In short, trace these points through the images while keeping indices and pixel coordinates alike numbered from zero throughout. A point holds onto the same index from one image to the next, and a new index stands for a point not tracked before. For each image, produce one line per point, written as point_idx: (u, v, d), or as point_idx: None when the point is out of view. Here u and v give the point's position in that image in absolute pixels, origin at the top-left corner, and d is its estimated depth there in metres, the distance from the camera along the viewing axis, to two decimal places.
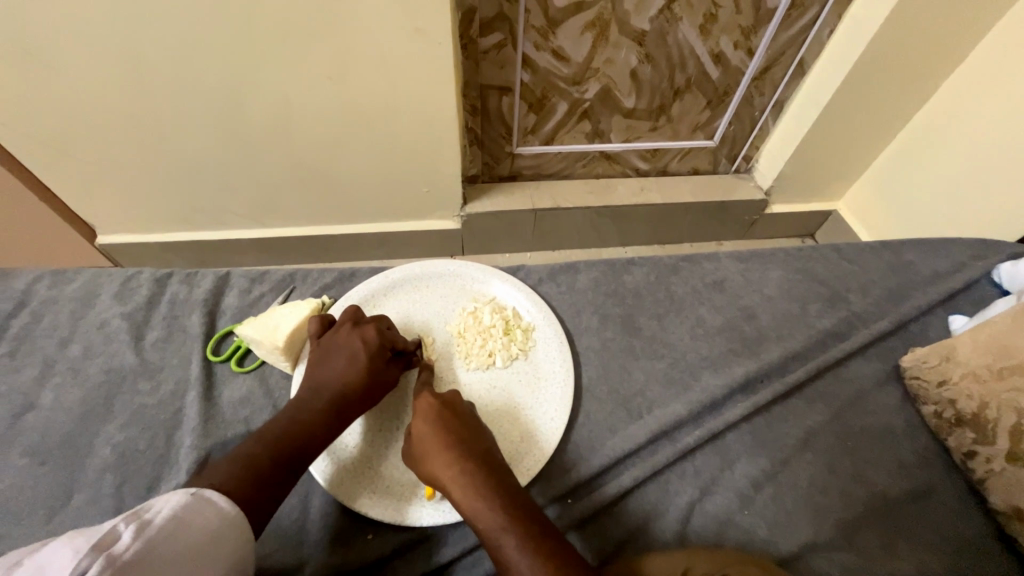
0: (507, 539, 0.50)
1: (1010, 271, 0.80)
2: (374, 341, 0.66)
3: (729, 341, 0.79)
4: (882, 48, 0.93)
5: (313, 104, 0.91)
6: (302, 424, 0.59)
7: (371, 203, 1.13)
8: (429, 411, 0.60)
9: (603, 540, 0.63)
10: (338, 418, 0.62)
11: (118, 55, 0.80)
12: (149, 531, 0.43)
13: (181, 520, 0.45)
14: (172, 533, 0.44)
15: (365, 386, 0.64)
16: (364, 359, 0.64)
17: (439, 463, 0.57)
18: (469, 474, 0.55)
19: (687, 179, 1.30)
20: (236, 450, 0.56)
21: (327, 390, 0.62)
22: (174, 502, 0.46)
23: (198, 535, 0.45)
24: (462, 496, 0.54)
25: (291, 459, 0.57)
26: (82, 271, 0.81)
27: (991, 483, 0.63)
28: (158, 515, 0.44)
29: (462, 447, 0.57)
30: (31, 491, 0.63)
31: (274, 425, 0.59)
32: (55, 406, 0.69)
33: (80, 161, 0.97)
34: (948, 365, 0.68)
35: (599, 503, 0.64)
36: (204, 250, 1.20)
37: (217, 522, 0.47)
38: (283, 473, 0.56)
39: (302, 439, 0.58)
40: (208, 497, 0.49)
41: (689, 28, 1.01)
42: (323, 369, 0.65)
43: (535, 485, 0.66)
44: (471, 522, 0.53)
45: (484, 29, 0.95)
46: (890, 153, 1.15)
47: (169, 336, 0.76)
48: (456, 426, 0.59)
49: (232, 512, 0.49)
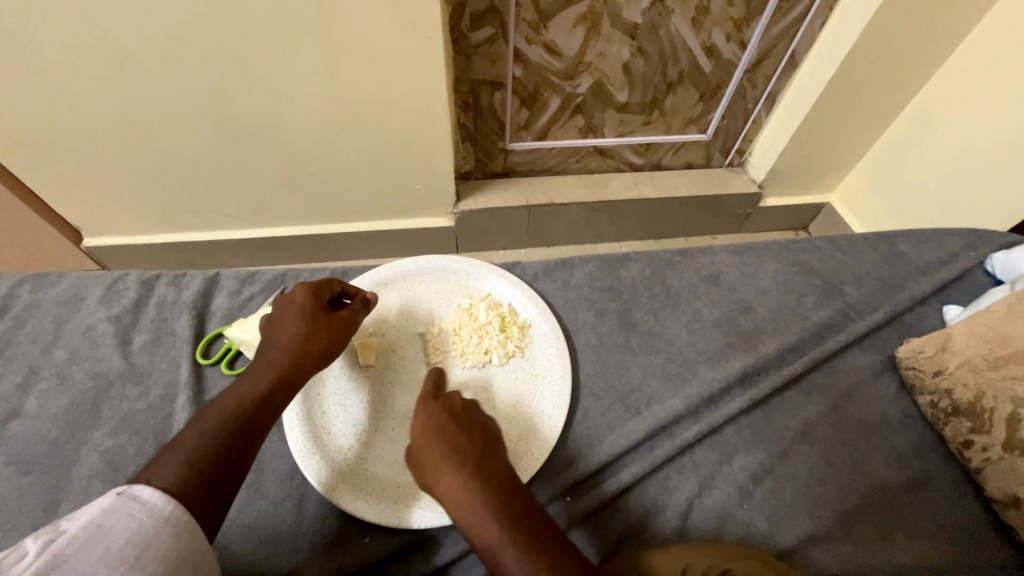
0: (506, 555, 0.47)
1: (1003, 260, 0.80)
2: (304, 296, 0.66)
3: (726, 335, 0.78)
4: (874, 40, 0.92)
5: (302, 102, 0.89)
6: (249, 389, 0.57)
7: (363, 202, 1.12)
8: (429, 417, 0.57)
9: (602, 540, 0.62)
10: (290, 378, 0.60)
11: (99, 52, 0.78)
12: (59, 543, 0.39)
13: (100, 526, 0.41)
14: (88, 541, 0.40)
15: (305, 333, 0.63)
16: (296, 314, 0.64)
17: (436, 473, 0.53)
18: (466, 484, 0.51)
19: (680, 173, 1.30)
20: (177, 436, 0.52)
21: (274, 351, 0.61)
22: (98, 506, 0.42)
23: (124, 537, 0.41)
24: (459, 509, 0.50)
25: (237, 449, 0.53)
26: (67, 274, 0.80)
27: (988, 472, 0.63)
28: (75, 523, 0.41)
29: (460, 453, 0.53)
30: (17, 500, 0.62)
31: (218, 402, 0.55)
32: (41, 412, 0.68)
33: (64, 163, 0.95)
34: (944, 355, 0.68)
35: (616, 489, 0.64)
36: (193, 252, 1.18)
37: (147, 523, 0.43)
38: (236, 463, 0.52)
39: (252, 407, 0.56)
40: (139, 495, 0.45)
41: (680, 21, 1.01)
42: (268, 336, 0.63)
43: (541, 479, 0.66)
44: (470, 536, 0.50)
45: (474, 23, 0.94)
46: (882, 144, 1.15)
47: (157, 339, 0.74)
48: (453, 432, 0.55)
49: (168, 508, 0.45)
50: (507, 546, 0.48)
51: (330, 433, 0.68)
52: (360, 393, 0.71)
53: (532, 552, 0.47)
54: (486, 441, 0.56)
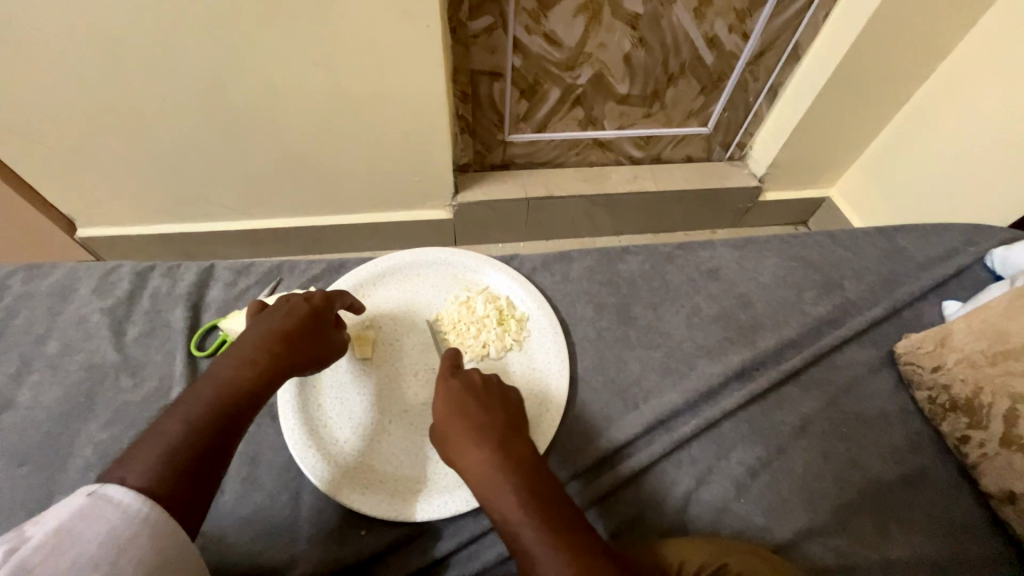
0: (526, 530, 0.47)
1: (1003, 256, 0.79)
2: (318, 304, 0.66)
3: (724, 329, 0.78)
4: (878, 32, 0.91)
5: (298, 91, 0.88)
6: (233, 383, 0.56)
7: (360, 193, 1.11)
8: (450, 394, 0.59)
9: (621, 516, 0.63)
10: (275, 373, 0.59)
11: (90, 38, 0.77)
12: (25, 549, 0.39)
13: (69, 532, 0.41)
14: (57, 545, 0.40)
15: (302, 339, 0.62)
16: (299, 316, 0.63)
17: (458, 452, 0.54)
18: (487, 463, 0.52)
19: (680, 166, 1.29)
20: (153, 429, 0.50)
21: (264, 343, 0.59)
22: (66, 510, 0.42)
23: (95, 541, 0.41)
24: (482, 486, 0.52)
25: (219, 444, 0.51)
26: (60, 265, 0.79)
27: (985, 467, 0.63)
28: (41, 528, 0.41)
29: (481, 433, 0.55)
30: (11, 492, 0.61)
31: (198, 393, 0.54)
32: (33, 404, 0.67)
33: (57, 153, 0.94)
34: (943, 350, 0.68)
35: (615, 481, 0.64)
36: (188, 243, 1.17)
37: (120, 524, 0.43)
38: (217, 458, 0.51)
39: (237, 399, 0.55)
40: (110, 495, 0.44)
41: (682, 11, 0.99)
42: (258, 329, 0.61)
43: (557, 458, 0.67)
44: (491, 514, 0.50)
45: (473, 12, 0.92)
46: (883, 138, 1.15)
47: (151, 331, 0.74)
48: (474, 412, 0.57)
49: (143, 508, 0.44)
50: (526, 522, 0.48)
51: (327, 426, 0.68)
52: (356, 387, 0.71)
53: (550, 528, 0.47)
54: (508, 421, 0.57)
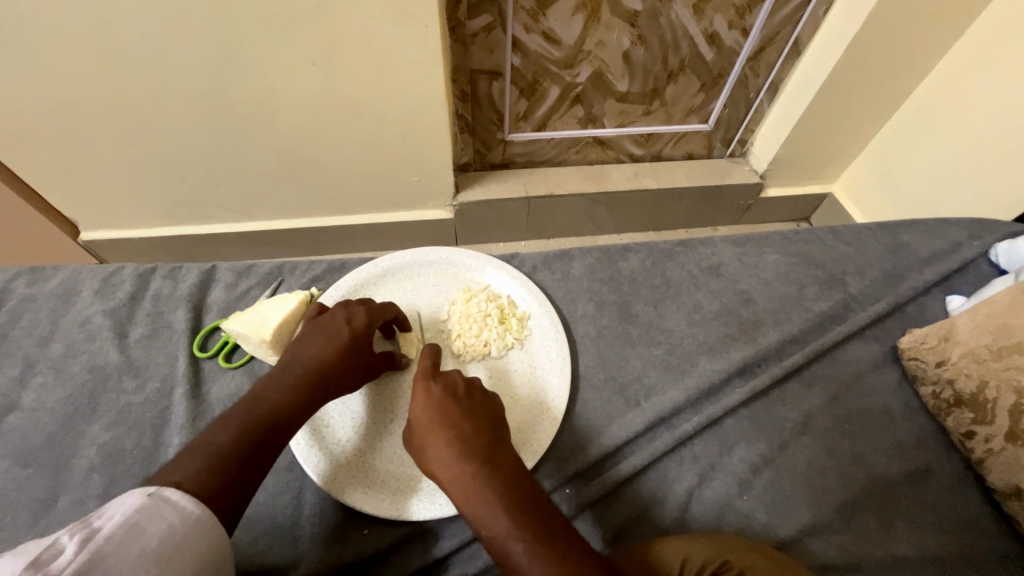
0: (515, 546, 0.47)
1: (1008, 249, 0.79)
2: (361, 324, 0.63)
3: (726, 326, 0.78)
4: (878, 26, 0.91)
5: (298, 93, 0.88)
6: (276, 403, 0.55)
7: (360, 193, 1.11)
8: (429, 399, 0.57)
9: (606, 526, 0.62)
10: (315, 398, 0.58)
11: (91, 42, 0.77)
12: (95, 542, 0.40)
13: (134, 525, 0.41)
14: (124, 541, 0.40)
15: (342, 365, 0.60)
16: (343, 340, 0.61)
17: (437, 462, 0.53)
18: (466, 476, 0.51)
19: (681, 164, 1.29)
20: (201, 439, 0.50)
21: (305, 370, 0.58)
22: (129, 505, 0.42)
23: (157, 539, 0.42)
24: (465, 499, 0.51)
25: (261, 449, 0.52)
26: (62, 268, 0.80)
27: (990, 462, 0.62)
28: (109, 522, 0.41)
29: (460, 442, 0.53)
30: (15, 494, 0.62)
31: (240, 410, 0.54)
32: (37, 406, 0.68)
33: (61, 156, 0.94)
34: (947, 345, 0.67)
35: (605, 488, 0.64)
36: (190, 245, 1.18)
37: (178, 525, 0.43)
38: (259, 463, 0.51)
39: (279, 418, 0.54)
40: (168, 497, 0.45)
41: (682, 8, 0.99)
42: (299, 350, 0.60)
43: (543, 468, 0.66)
44: (476, 528, 0.50)
45: (472, 11, 0.92)
46: (886, 133, 1.14)
47: (153, 333, 0.74)
48: (456, 420, 0.55)
49: (197, 512, 0.45)
50: (515, 536, 0.48)
51: (327, 423, 0.68)
52: None
53: (539, 544, 0.47)
54: (487, 429, 0.55)
